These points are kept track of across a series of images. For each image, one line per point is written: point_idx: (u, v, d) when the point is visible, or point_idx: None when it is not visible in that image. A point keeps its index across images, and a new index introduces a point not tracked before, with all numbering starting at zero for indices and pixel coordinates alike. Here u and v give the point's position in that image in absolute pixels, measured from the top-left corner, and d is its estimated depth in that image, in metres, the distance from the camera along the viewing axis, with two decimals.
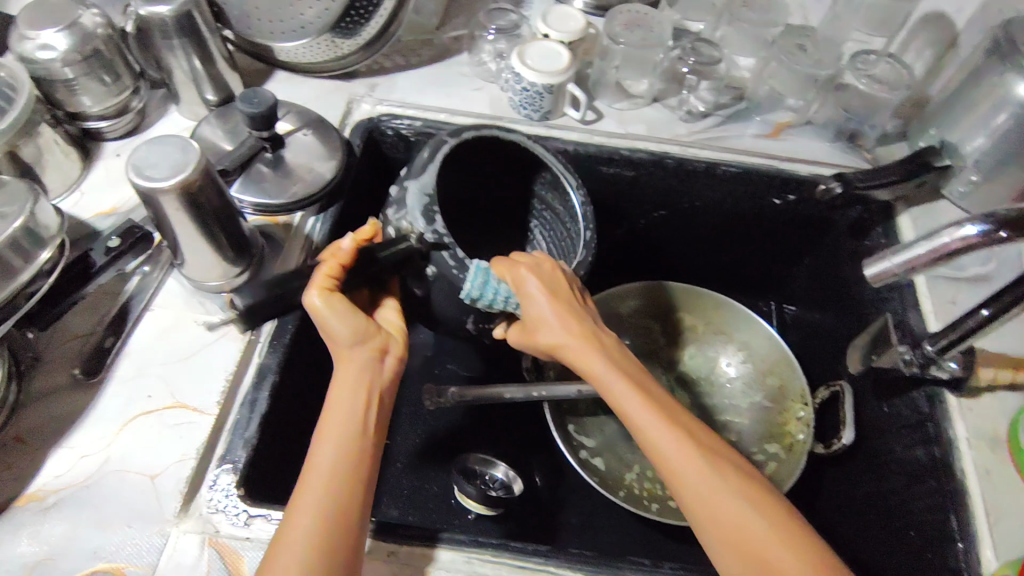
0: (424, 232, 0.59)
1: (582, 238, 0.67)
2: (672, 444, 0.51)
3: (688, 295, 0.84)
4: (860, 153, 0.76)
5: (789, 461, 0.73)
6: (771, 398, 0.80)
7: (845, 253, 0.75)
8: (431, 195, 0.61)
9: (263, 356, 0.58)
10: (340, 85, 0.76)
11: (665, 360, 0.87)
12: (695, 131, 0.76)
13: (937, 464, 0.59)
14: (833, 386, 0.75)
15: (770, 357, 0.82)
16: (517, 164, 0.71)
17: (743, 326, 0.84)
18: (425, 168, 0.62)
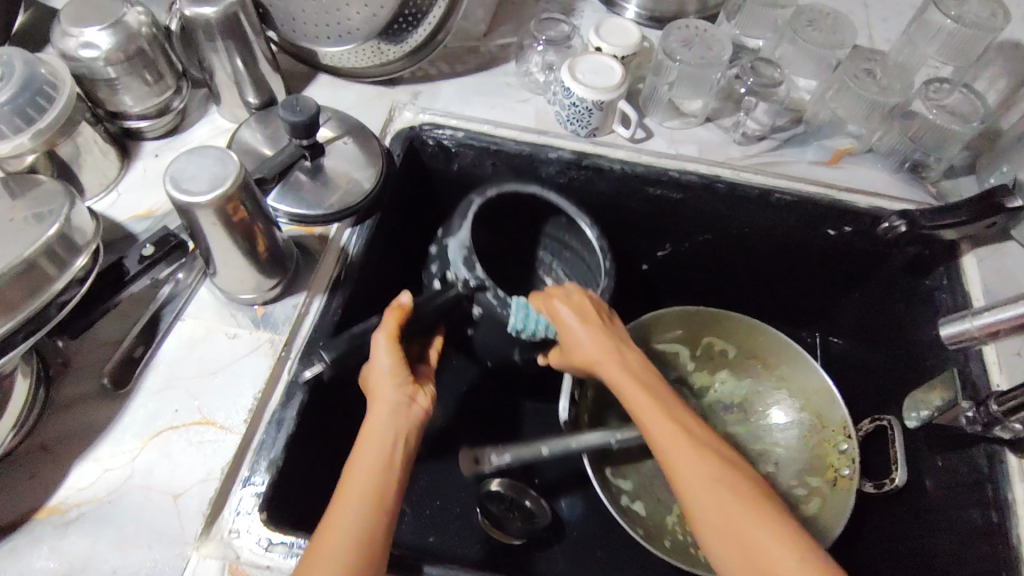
0: (467, 279, 0.61)
1: (602, 269, 0.68)
2: (670, 438, 0.49)
3: (722, 321, 0.80)
4: (925, 186, 0.72)
5: (835, 497, 0.70)
6: (808, 422, 0.77)
7: (901, 290, 0.71)
8: (469, 247, 0.63)
9: (293, 373, 0.56)
10: (383, 91, 0.74)
11: (697, 386, 0.83)
12: (749, 155, 0.73)
13: (993, 529, 0.55)
14: (879, 420, 0.70)
15: (806, 384, 0.78)
16: (535, 211, 0.73)
17: (782, 355, 0.79)
18: (461, 222, 0.65)
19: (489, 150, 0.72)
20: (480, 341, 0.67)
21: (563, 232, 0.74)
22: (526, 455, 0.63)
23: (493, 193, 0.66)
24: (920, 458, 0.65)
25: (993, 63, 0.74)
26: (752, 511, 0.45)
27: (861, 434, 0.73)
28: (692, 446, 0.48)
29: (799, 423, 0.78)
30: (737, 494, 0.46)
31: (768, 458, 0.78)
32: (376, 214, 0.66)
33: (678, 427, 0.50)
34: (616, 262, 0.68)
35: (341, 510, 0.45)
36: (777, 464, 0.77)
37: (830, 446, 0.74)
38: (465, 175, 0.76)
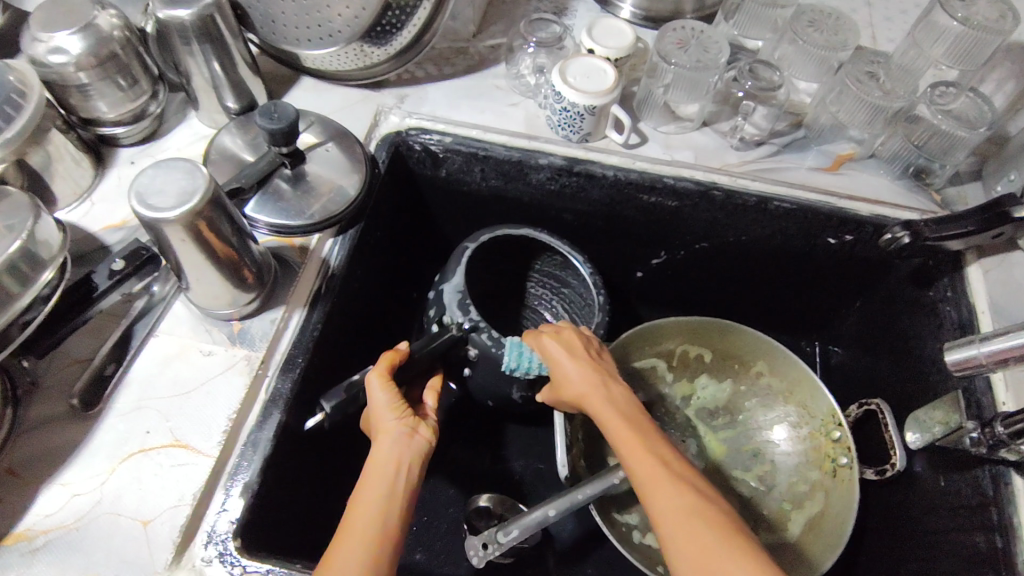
0: (462, 321, 0.61)
1: (596, 304, 0.68)
2: (648, 472, 0.48)
3: (707, 328, 0.75)
4: (928, 193, 0.69)
5: (838, 491, 0.68)
6: (794, 413, 0.74)
7: (904, 301, 0.69)
8: (464, 291, 0.63)
9: (271, 390, 0.55)
10: (368, 95, 0.72)
11: (677, 399, 0.78)
12: (747, 161, 0.70)
13: (997, 555, 0.53)
14: (867, 404, 0.69)
15: (790, 375, 0.74)
16: (525, 254, 0.73)
17: (761, 355, 0.75)
18: (455, 269, 0.66)
19: (478, 156, 0.70)
20: (476, 382, 0.66)
21: (552, 266, 0.73)
22: (534, 525, 0.56)
23: (486, 238, 0.67)
24: (922, 477, 0.63)
25: (1000, 65, 0.71)
26: (727, 542, 0.43)
27: (850, 419, 0.72)
28: (670, 479, 0.47)
29: (785, 413, 0.75)
30: (713, 530, 0.43)
31: (761, 457, 0.75)
32: (360, 223, 0.64)
33: (657, 461, 0.48)
34: (608, 296, 0.68)
35: (340, 552, 0.44)
36: (773, 462, 0.74)
37: (821, 435, 0.72)
38: (453, 181, 0.73)
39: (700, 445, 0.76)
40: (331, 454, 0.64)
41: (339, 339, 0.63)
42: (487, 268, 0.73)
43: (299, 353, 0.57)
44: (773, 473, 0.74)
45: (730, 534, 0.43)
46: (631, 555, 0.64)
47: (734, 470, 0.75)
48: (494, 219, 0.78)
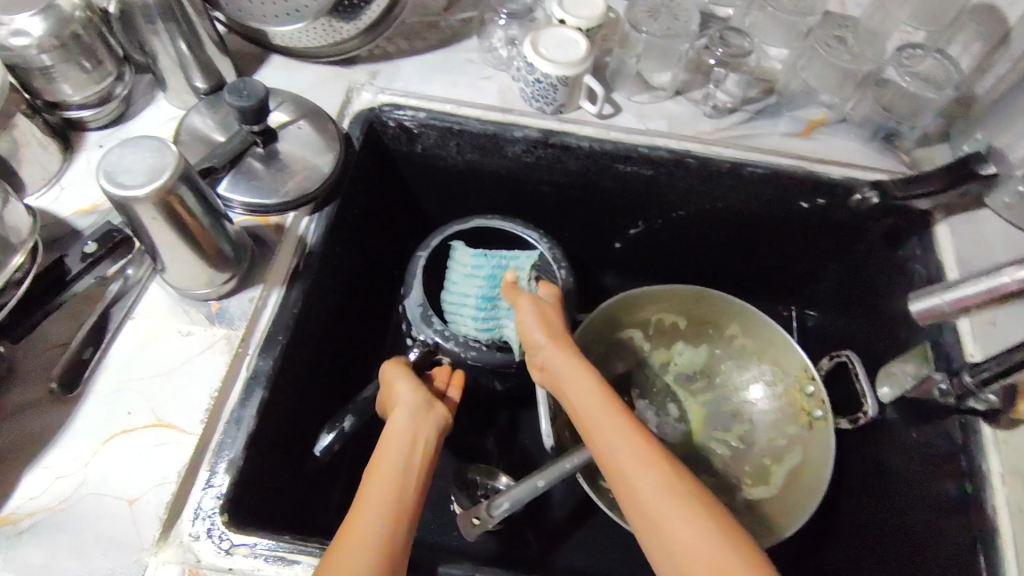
0: (425, 336, 0.66)
1: (558, 277, 0.70)
2: (622, 444, 0.49)
3: (675, 298, 0.77)
4: (897, 155, 0.71)
5: (814, 444, 0.70)
6: (768, 372, 0.76)
7: (876, 261, 0.71)
8: (424, 304, 0.67)
9: (252, 368, 0.55)
10: (339, 72, 0.71)
11: (656, 365, 0.80)
12: (720, 128, 0.71)
13: (968, 502, 0.55)
14: (837, 356, 0.71)
15: (764, 337, 0.75)
16: (490, 242, 0.76)
17: (737, 317, 0.76)
18: (409, 285, 0.69)
19: (453, 130, 0.69)
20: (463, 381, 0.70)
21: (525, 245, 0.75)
22: (523, 496, 0.57)
23: (435, 242, 0.71)
24: (894, 430, 0.65)
25: None
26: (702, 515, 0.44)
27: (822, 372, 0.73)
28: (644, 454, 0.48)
29: (760, 372, 0.76)
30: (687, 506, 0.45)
31: (740, 416, 0.77)
32: (336, 200, 0.64)
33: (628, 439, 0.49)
34: (570, 269, 0.71)
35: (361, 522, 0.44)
36: (752, 422, 0.76)
37: (797, 390, 0.73)
38: (429, 157, 0.73)
39: (681, 410, 0.78)
40: (315, 427, 0.64)
41: (321, 317, 0.63)
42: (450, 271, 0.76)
43: (279, 331, 0.57)
44: (752, 431, 0.75)
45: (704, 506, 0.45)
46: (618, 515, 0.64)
47: (714, 432, 0.76)
48: (471, 193, 0.78)
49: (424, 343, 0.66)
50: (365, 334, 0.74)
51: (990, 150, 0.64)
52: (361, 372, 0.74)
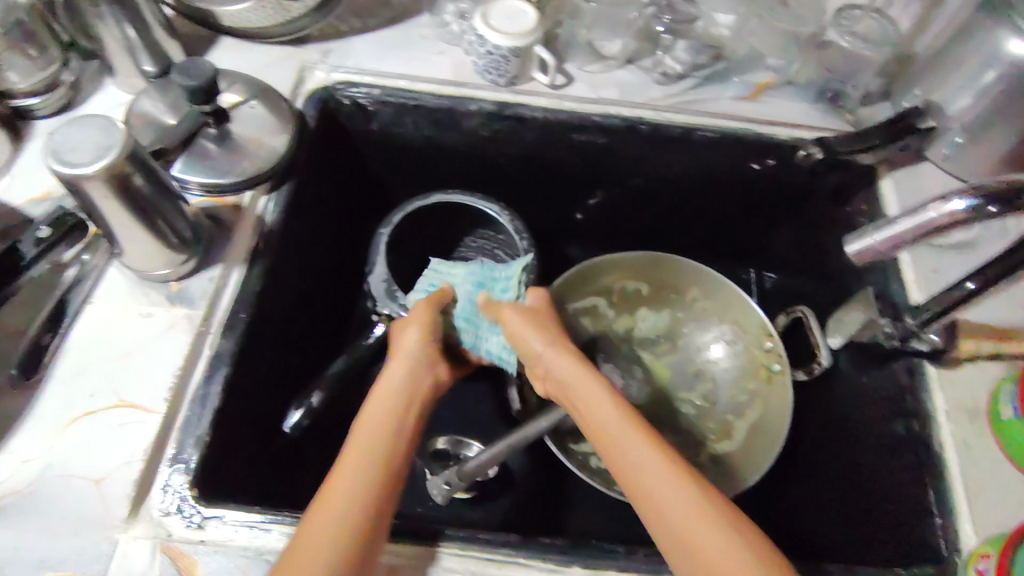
0: (391, 311, 0.67)
1: (521, 248, 0.72)
2: (637, 458, 0.47)
3: (634, 264, 0.79)
4: (841, 114, 0.73)
5: (773, 397, 0.72)
6: (729, 331, 0.78)
7: (825, 218, 0.73)
8: (389, 280, 0.68)
9: (215, 347, 0.55)
10: (291, 52, 0.72)
11: (621, 331, 0.82)
12: (671, 94, 0.72)
13: (916, 439, 0.58)
14: (793, 312, 0.73)
15: (722, 297, 0.78)
16: (451, 218, 0.77)
17: (697, 280, 0.79)
18: (373, 260, 0.70)
19: (409, 106, 0.70)
20: None
21: (488, 220, 0.76)
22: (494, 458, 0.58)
23: (397, 220, 0.72)
24: (848, 378, 0.67)
25: None
26: (728, 532, 0.42)
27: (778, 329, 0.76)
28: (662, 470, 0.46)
29: (721, 332, 0.79)
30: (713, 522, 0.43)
31: (703, 376, 0.79)
32: (293, 178, 0.64)
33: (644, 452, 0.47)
34: (531, 238, 0.73)
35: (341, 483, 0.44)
36: (714, 381, 0.78)
37: (756, 347, 0.76)
38: (387, 135, 0.73)
39: (646, 371, 0.80)
40: (285, 405, 0.64)
41: (284, 297, 0.64)
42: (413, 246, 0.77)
43: (241, 309, 0.57)
44: (716, 389, 0.78)
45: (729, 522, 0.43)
46: (585, 476, 0.67)
47: (679, 392, 0.79)
48: (430, 170, 0.79)
49: (388, 317, 0.67)
50: (330, 313, 0.75)
51: (928, 104, 0.67)
52: (328, 350, 0.74)
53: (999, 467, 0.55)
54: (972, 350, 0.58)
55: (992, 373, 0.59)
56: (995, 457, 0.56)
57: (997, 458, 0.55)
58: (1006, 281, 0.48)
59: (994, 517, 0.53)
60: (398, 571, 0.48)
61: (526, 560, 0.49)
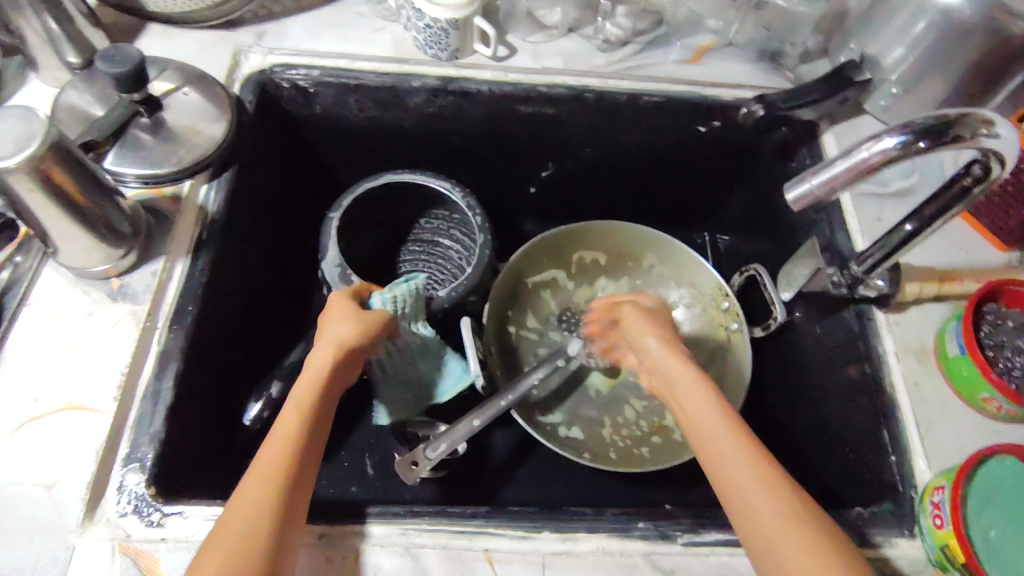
0: None
1: (475, 224, 0.72)
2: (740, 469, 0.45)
3: (589, 235, 0.79)
4: (782, 72, 0.74)
5: (733, 355, 0.74)
6: (686, 294, 0.79)
7: (773, 176, 0.74)
8: (342, 265, 0.67)
9: (163, 342, 0.53)
10: (223, 35, 0.69)
11: (581, 302, 0.82)
12: (614, 61, 0.72)
13: (869, 382, 0.59)
14: (748, 270, 0.75)
15: (677, 261, 0.79)
16: (403, 198, 0.76)
17: (652, 246, 0.79)
18: (324, 245, 0.69)
19: (350, 86, 0.68)
20: None
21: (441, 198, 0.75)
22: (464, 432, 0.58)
23: (347, 204, 0.70)
24: (803, 331, 0.69)
25: None
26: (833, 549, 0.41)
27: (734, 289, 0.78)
28: (767, 487, 0.44)
29: (678, 296, 0.79)
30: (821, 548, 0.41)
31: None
32: (234, 166, 0.62)
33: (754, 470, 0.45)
34: (485, 214, 0.72)
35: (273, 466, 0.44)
36: None
37: (715, 308, 0.77)
38: (330, 117, 0.71)
39: None
40: (241, 399, 0.63)
41: (234, 288, 0.62)
42: (363, 230, 0.76)
43: (188, 303, 0.55)
44: None
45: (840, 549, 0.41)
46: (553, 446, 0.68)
47: None
48: (379, 152, 0.77)
49: None
50: (282, 304, 0.73)
51: (863, 57, 0.69)
52: (285, 341, 0.73)
53: (947, 403, 0.57)
54: (918, 292, 0.59)
55: (936, 313, 0.61)
56: (943, 393, 0.58)
57: (945, 394, 0.58)
58: (942, 219, 0.49)
59: (944, 450, 0.55)
60: (369, 551, 0.48)
61: (494, 529, 0.49)
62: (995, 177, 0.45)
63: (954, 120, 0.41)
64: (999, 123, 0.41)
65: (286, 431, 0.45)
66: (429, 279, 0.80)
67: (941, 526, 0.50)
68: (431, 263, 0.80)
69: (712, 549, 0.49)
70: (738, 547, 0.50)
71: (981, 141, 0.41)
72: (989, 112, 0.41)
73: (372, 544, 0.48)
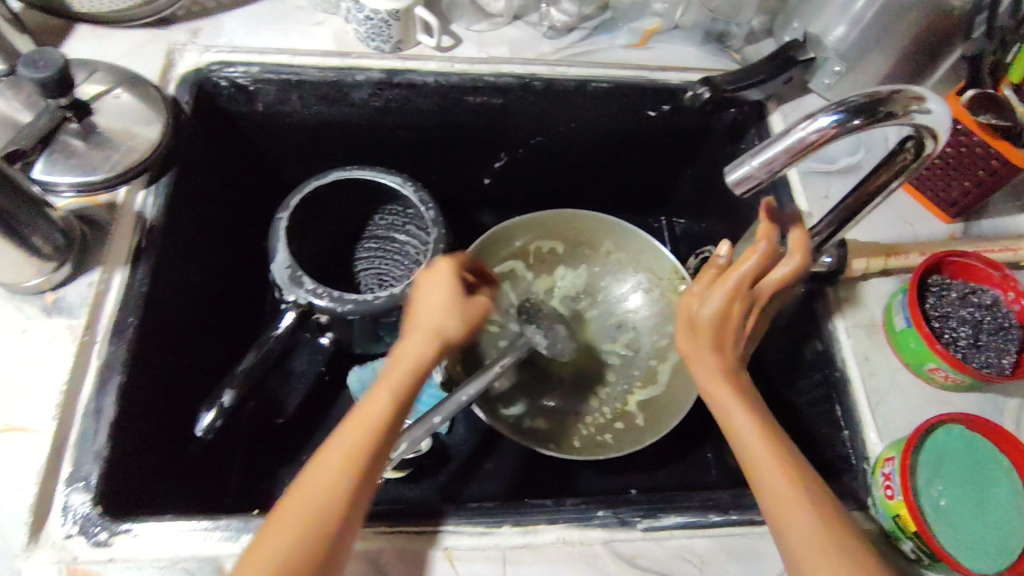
0: (297, 297, 0.64)
1: (429, 219, 0.71)
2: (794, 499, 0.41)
3: (545, 223, 0.79)
4: (728, 54, 0.74)
5: None
6: (644, 279, 0.79)
7: (724, 158, 0.75)
8: (292, 266, 0.65)
9: (103, 356, 0.52)
10: (156, 34, 0.67)
11: (541, 291, 0.82)
12: (560, 48, 0.72)
13: (821, 358, 0.61)
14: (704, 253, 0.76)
15: (634, 247, 0.79)
16: (353, 195, 0.75)
17: (608, 233, 0.79)
18: (272, 247, 0.67)
19: (291, 82, 0.66)
20: (348, 338, 0.69)
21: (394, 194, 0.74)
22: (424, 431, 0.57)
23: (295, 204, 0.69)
24: None
25: None
26: None
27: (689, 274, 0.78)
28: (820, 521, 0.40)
29: (636, 281, 0.80)
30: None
31: (625, 326, 0.80)
32: (172, 169, 0.60)
33: (788, 471, 0.42)
34: (438, 208, 0.71)
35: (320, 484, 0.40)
36: (636, 329, 0.79)
37: (672, 291, 0.77)
38: (273, 115, 0.69)
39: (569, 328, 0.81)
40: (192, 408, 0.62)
41: (179, 296, 0.60)
42: (315, 229, 0.75)
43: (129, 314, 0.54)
44: (638, 337, 0.79)
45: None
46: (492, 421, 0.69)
47: (602, 344, 0.80)
48: (328, 149, 0.76)
49: (297, 305, 0.64)
50: (229, 308, 0.71)
51: (807, 36, 0.69)
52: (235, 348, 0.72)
53: (896, 375, 0.58)
54: (864, 267, 0.60)
55: (884, 287, 0.62)
56: (892, 366, 0.59)
57: (894, 367, 0.59)
58: (883, 195, 0.50)
59: (894, 421, 0.57)
60: None
61: (454, 527, 0.49)
62: (928, 154, 0.46)
63: (887, 96, 0.41)
64: (929, 99, 0.41)
65: (353, 452, 0.41)
66: (387, 274, 0.81)
67: (893, 497, 0.51)
68: (388, 257, 0.81)
69: (671, 533, 0.50)
70: (697, 530, 0.50)
71: (914, 117, 0.41)
72: (920, 88, 0.41)
73: (446, 545, 0.48)
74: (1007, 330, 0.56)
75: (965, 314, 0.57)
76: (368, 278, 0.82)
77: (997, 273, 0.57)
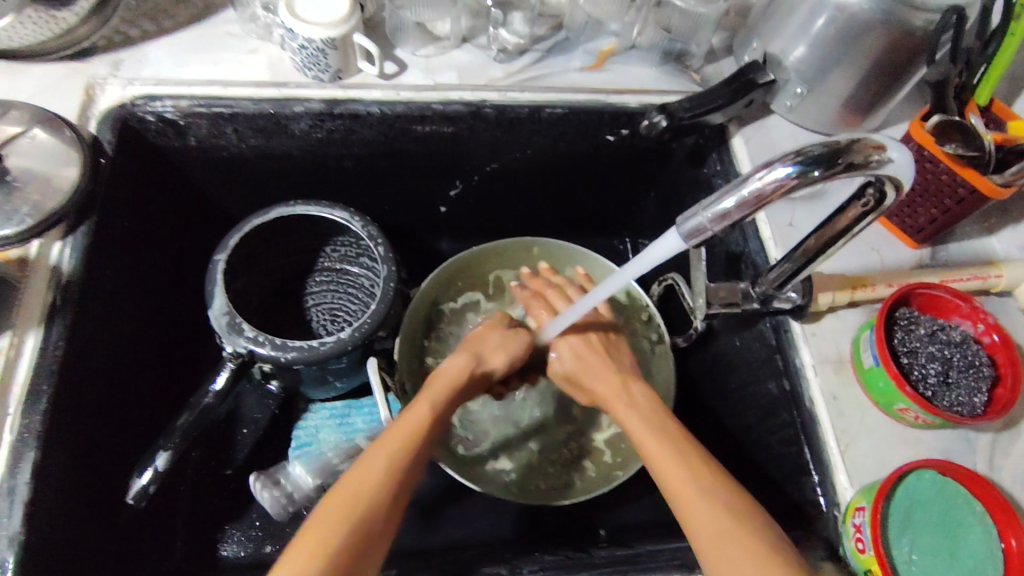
0: (237, 349, 0.60)
1: (377, 255, 0.66)
2: (691, 489, 0.45)
3: (500, 252, 0.75)
4: (688, 74, 0.71)
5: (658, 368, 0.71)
6: None
7: (686, 183, 0.73)
8: (230, 312, 0.61)
9: (16, 431, 0.48)
10: (74, 67, 0.62)
11: None
12: (512, 72, 0.68)
13: (788, 398, 0.59)
14: (666, 277, 0.70)
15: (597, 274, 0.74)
16: (295, 228, 0.70)
17: (571, 259, 0.75)
18: (209, 293, 0.62)
19: (225, 115, 0.62)
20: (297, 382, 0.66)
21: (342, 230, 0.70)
22: None
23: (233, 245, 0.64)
24: (725, 343, 0.69)
25: None
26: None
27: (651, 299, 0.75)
28: (722, 510, 0.44)
29: None
30: (749, 547, 0.42)
31: None
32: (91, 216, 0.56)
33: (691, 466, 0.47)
34: (388, 243, 0.67)
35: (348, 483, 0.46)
36: None
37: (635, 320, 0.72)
38: (208, 149, 0.65)
39: None
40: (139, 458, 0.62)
41: (100, 355, 0.56)
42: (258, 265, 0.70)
43: (45, 382, 0.49)
44: None
45: (766, 539, 0.42)
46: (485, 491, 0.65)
47: None
48: (272, 181, 0.71)
49: (237, 355, 0.60)
50: (155, 359, 0.66)
51: (767, 57, 0.65)
52: (171, 400, 0.68)
53: (868, 416, 0.56)
54: (830, 302, 0.58)
55: (852, 319, 0.60)
56: (863, 406, 0.56)
57: (865, 407, 0.56)
58: (845, 238, 0.48)
59: (867, 464, 0.54)
60: None
61: None
62: (890, 202, 0.43)
63: (847, 147, 0.37)
64: (891, 147, 0.38)
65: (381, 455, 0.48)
66: (340, 308, 0.76)
67: (864, 551, 0.50)
68: (342, 292, 0.76)
69: None
70: None
71: (875, 167, 0.38)
72: (882, 135, 0.38)
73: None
74: (978, 368, 0.54)
75: (933, 350, 0.55)
76: (320, 313, 0.76)
77: (965, 305, 0.55)
